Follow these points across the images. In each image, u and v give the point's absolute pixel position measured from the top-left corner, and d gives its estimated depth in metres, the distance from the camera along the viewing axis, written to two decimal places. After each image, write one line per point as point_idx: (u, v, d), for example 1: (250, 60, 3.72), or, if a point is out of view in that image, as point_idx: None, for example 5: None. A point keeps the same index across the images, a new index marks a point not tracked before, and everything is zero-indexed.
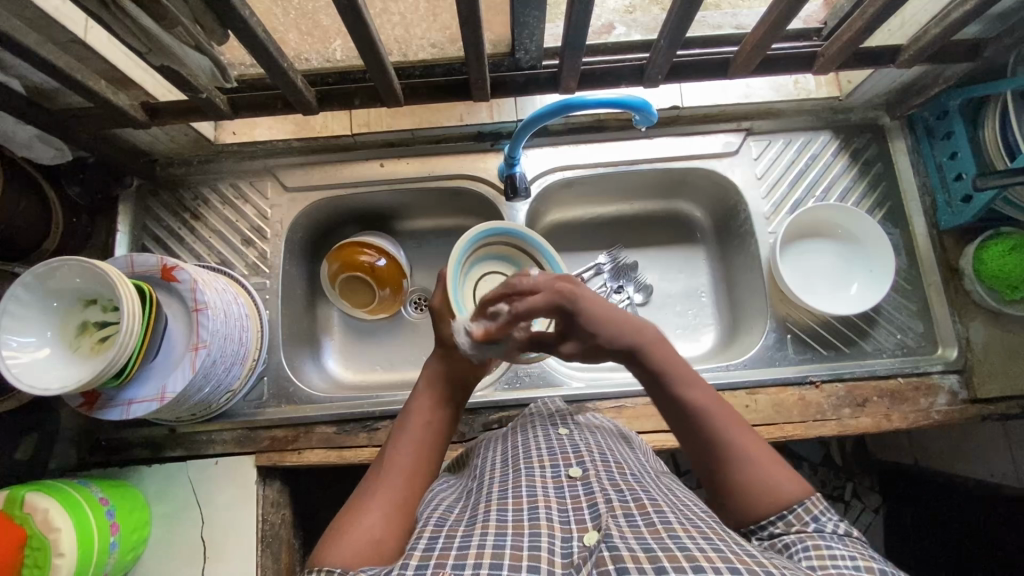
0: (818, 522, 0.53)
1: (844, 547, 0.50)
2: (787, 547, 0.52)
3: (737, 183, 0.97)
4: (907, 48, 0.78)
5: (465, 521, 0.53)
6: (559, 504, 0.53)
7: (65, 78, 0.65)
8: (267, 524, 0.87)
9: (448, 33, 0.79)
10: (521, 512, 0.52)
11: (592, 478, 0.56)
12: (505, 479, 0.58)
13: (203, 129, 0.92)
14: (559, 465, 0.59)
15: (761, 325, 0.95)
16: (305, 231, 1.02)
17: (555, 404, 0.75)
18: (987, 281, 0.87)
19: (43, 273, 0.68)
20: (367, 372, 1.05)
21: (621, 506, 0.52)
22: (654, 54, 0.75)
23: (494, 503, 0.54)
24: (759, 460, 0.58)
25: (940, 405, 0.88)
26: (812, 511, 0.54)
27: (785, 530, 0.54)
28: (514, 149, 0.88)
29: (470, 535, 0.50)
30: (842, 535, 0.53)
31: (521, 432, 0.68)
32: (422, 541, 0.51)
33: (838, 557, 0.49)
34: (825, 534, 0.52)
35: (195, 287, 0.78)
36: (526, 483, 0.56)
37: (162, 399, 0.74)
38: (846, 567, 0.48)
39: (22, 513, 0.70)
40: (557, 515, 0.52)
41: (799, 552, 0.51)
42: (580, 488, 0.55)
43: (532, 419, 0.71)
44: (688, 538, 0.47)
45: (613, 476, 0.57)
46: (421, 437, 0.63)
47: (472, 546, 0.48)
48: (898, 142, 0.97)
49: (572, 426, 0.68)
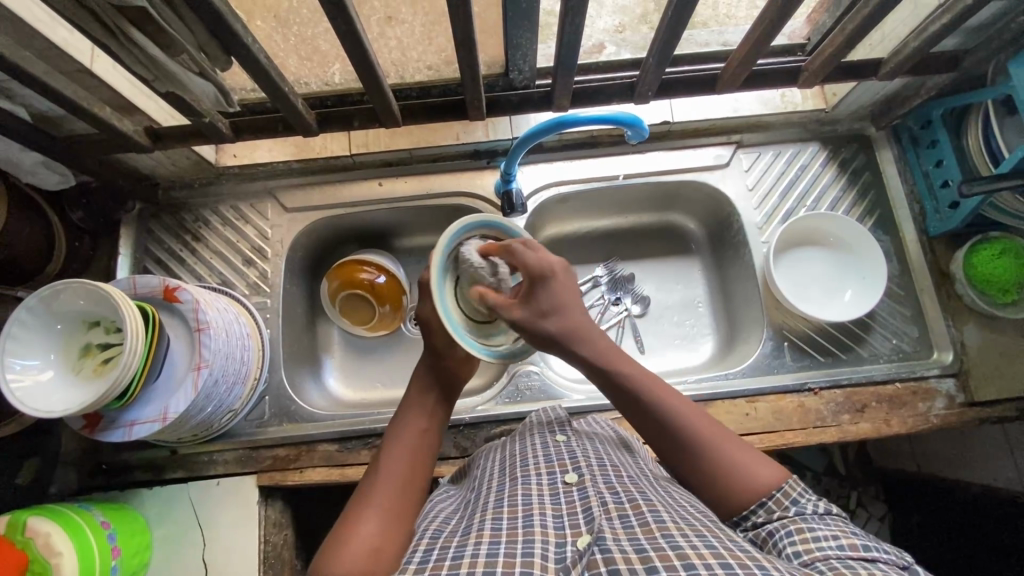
0: (796, 505, 0.54)
1: (827, 527, 0.51)
2: (771, 535, 0.53)
3: (729, 196, 0.99)
4: (887, 61, 0.80)
5: (460, 531, 0.54)
6: (554, 510, 0.54)
7: (70, 104, 0.66)
8: (269, 545, 0.87)
9: (443, 55, 0.82)
10: (515, 520, 0.52)
11: (588, 482, 0.57)
12: (502, 489, 0.59)
13: (204, 152, 0.94)
14: (555, 473, 0.60)
15: (758, 333, 0.96)
16: (305, 251, 1.03)
17: (560, 412, 0.75)
18: (979, 285, 0.89)
19: (48, 295, 0.69)
20: (369, 391, 1.05)
21: (616, 507, 0.53)
22: (644, 72, 0.78)
23: (490, 512, 0.54)
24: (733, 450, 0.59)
25: (938, 409, 0.88)
26: (791, 495, 0.55)
27: (767, 518, 0.55)
28: (510, 166, 0.89)
29: (464, 544, 0.50)
30: (824, 514, 0.53)
31: (520, 441, 0.69)
32: (418, 554, 0.52)
33: (822, 540, 0.49)
34: (806, 516, 0.53)
35: (198, 307, 0.79)
36: (522, 492, 0.57)
37: (163, 419, 0.75)
38: (830, 550, 0.48)
39: (24, 538, 0.70)
40: (552, 521, 0.52)
41: (783, 539, 0.51)
42: (575, 493, 0.56)
43: (532, 427, 0.72)
44: (680, 535, 0.48)
45: (610, 479, 0.58)
46: (415, 441, 0.64)
47: (465, 555, 0.48)
48: (885, 152, 0.99)
49: (570, 433, 0.69)
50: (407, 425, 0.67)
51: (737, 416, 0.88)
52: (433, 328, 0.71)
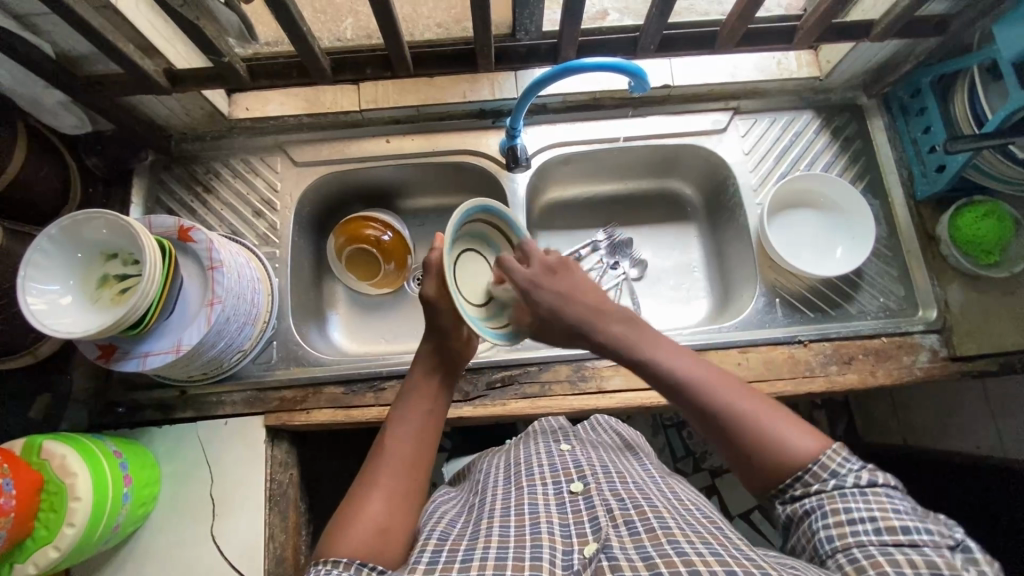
0: (836, 477, 0.55)
1: (865, 507, 0.52)
2: (807, 513, 0.55)
3: (726, 160, 1.02)
4: (879, 23, 0.83)
5: (468, 535, 0.57)
6: (560, 519, 0.58)
7: (94, 36, 0.69)
8: (276, 483, 0.89)
9: (453, 13, 0.93)
10: (523, 527, 0.56)
11: (592, 491, 0.62)
12: (508, 498, 0.63)
13: (217, 103, 0.96)
14: (561, 481, 0.65)
15: (751, 290, 1.00)
16: (313, 206, 1.06)
17: (557, 423, 0.84)
18: (963, 246, 0.92)
19: (70, 224, 0.71)
20: (372, 344, 1.08)
21: (622, 513, 0.57)
22: (646, 24, 0.80)
23: (497, 520, 0.58)
24: (769, 420, 0.59)
25: (922, 361, 0.92)
26: (830, 466, 0.55)
27: (804, 492, 0.55)
28: (515, 121, 0.92)
29: (473, 548, 0.53)
30: (863, 487, 0.53)
31: (527, 448, 0.76)
32: (426, 555, 0.54)
33: (857, 524, 0.51)
34: (844, 491, 0.53)
35: (211, 247, 0.81)
36: (529, 501, 0.61)
37: (177, 351, 0.78)
38: (865, 535, 0.50)
39: (40, 459, 0.72)
40: (559, 530, 0.56)
41: (819, 521, 0.53)
42: (581, 502, 0.61)
43: (537, 436, 0.80)
44: (686, 543, 0.51)
45: (614, 485, 0.63)
46: (420, 426, 0.66)
47: (475, 558, 0.52)
48: (876, 120, 1.03)
49: (574, 442, 0.75)
50: (415, 406, 0.68)
51: (729, 365, 0.92)
52: (439, 308, 0.71)
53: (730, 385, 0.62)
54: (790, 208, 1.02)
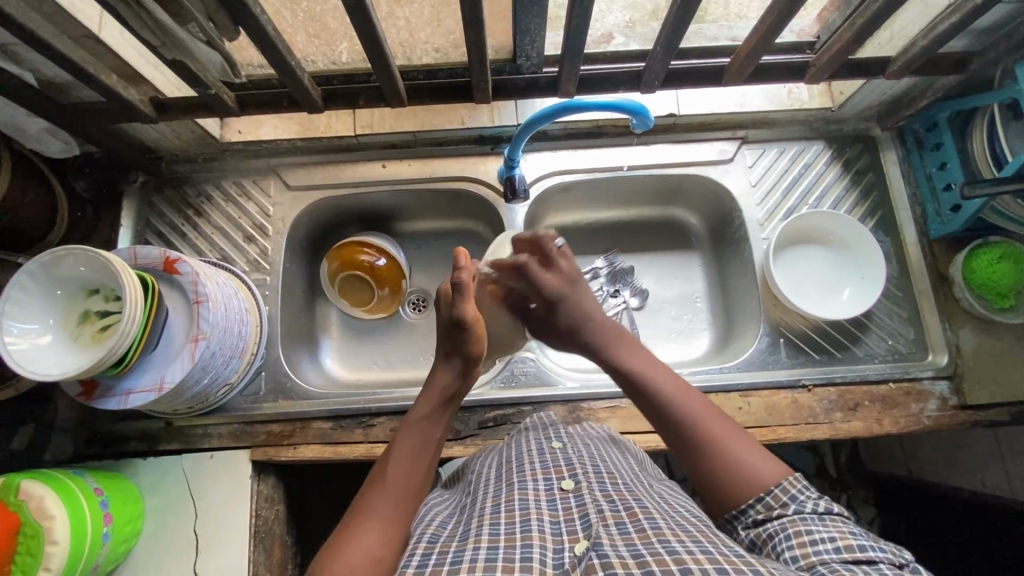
0: (794, 501, 0.56)
1: (825, 529, 0.52)
2: (770, 536, 0.54)
3: (732, 192, 0.99)
4: (896, 60, 0.80)
5: (458, 537, 0.54)
6: (551, 516, 0.54)
7: (74, 69, 0.66)
8: (261, 518, 0.87)
9: (451, 37, 0.82)
10: (513, 525, 0.53)
11: (583, 489, 0.58)
12: (498, 495, 0.60)
13: (208, 127, 0.94)
14: (552, 478, 0.61)
15: (755, 328, 0.96)
16: (307, 230, 1.03)
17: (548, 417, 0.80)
18: (977, 288, 0.89)
19: (49, 261, 0.69)
20: (364, 372, 1.06)
21: (613, 514, 0.53)
22: (650, 60, 0.77)
23: (487, 518, 0.55)
24: (736, 447, 0.61)
25: (930, 410, 0.89)
26: (789, 492, 0.56)
27: (766, 515, 0.56)
28: (514, 152, 0.89)
29: (462, 550, 0.50)
30: (821, 514, 0.54)
31: (519, 444, 0.72)
32: (415, 558, 0.51)
33: (819, 543, 0.51)
34: (804, 514, 0.54)
35: (197, 280, 0.79)
36: (519, 496, 0.57)
37: (160, 389, 0.75)
38: (826, 553, 0.50)
39: (17, 500, 0.70)
40: (549, 527, 0.53)
41: (783, 541, 0.53)
42: (572, 499, 0.57)
43: (527, 434, 0.75)
44: (677, 542, 0.48)
45: (605, 485, 0.59)
46: (420, 453, 0.64)
47: (464, 559, 0.48)
48: (888, 153, 0.99)
49: (565, 440, 0.70)
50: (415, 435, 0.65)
51: (729, 410, 0.88)
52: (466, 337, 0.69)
53: (695, 400, 0.66)
54: (797, 244, 0.98)
